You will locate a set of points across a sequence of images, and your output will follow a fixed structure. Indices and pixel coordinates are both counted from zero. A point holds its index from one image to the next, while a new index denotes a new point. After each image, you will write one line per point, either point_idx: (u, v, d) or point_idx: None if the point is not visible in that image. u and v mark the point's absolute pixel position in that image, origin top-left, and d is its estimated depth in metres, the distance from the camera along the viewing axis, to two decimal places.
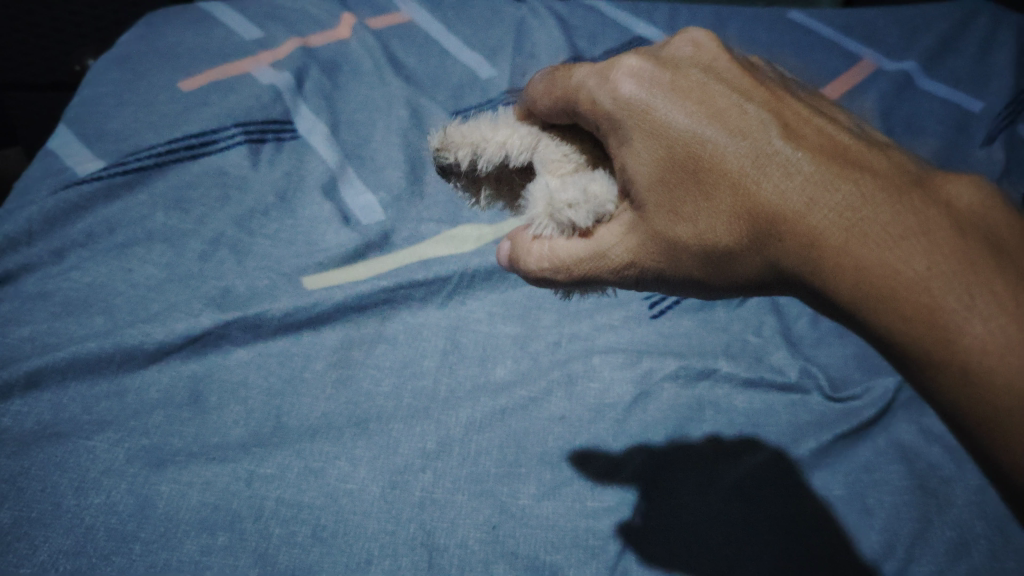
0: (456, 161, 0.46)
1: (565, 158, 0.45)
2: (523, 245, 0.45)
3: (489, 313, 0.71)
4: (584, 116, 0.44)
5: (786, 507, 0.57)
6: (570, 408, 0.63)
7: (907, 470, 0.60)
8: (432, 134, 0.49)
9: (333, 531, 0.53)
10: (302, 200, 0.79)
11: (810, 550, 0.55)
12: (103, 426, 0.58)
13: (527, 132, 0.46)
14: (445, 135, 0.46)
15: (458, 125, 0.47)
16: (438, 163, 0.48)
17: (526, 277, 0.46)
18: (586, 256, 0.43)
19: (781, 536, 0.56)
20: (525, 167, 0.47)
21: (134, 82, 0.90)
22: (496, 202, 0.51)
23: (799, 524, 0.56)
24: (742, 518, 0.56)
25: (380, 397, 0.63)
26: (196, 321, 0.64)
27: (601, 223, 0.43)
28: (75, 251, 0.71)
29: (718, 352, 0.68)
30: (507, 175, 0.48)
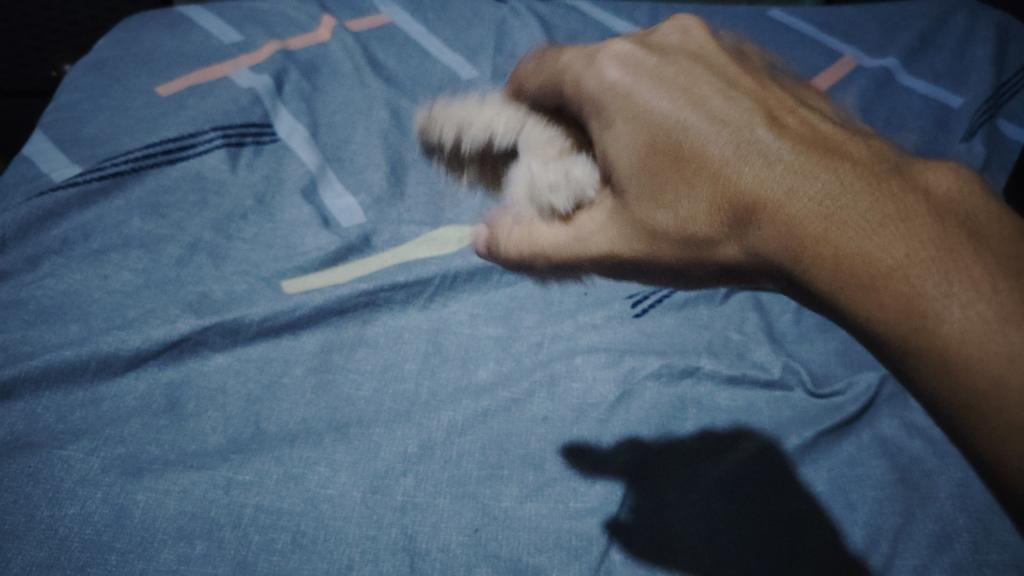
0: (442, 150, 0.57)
1: (549, 144, 0.52)
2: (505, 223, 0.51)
3: (470, 315, 0.70)
4: (570, 102, 0.49)
5: (770, 506, 0.57)
6: (553, 408, 0.62)
7: (889, 463, 0.60)
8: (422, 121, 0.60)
9: (314, 537, 0.53)
10: (281, 204, 0.78)
11: (794, 551, 0.54)
12: (79, 435, 0.57)
13: (512, 121, 0.54)
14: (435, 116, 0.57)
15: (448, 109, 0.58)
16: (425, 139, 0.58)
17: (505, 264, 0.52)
18: (566, 243, 0.47)
19: (766, 535, 0.55)
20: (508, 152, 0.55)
21: (109, 87, 0.89)
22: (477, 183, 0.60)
23: (783, 523, 0.56)
24: (726, 518, 0.56)
25: (360, 402, 0.62)
26: (174, 326, 0.63)
27: (581, 209, 0.48)
28: (49, 258, 0.70)
29: (699, 349, 0.68)
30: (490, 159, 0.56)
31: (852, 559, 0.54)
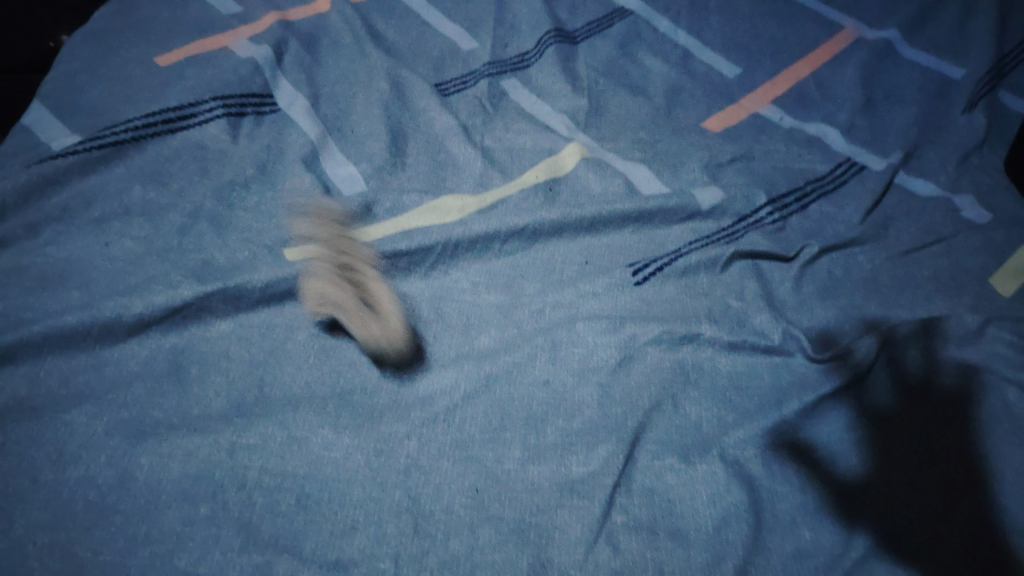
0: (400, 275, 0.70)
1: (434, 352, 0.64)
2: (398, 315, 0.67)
3: (471, 283, 0.70)
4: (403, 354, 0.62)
5: (791, 477, 0.57)
6: (554, 372, 0.63)
7: (900, 437, 0.60)
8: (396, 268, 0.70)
9: (318, 499, 0.53)
10: (282, 173, 0.78)
11: (818, 521, 0.55)
12: (82, 400, 0.57)
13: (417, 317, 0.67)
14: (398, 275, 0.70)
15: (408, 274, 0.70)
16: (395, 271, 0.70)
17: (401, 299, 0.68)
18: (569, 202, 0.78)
19: (801, 505, 0.56)
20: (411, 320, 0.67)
21: (107, 57, 0.88)
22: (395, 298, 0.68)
23: (811, 497, 0.56)
24: (747, 485, 0.56)
25: (363, 368, 0.63)
26: (176, 292, 0.63)
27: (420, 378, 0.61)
28: (50, 226, 0.70)
29: (701, 317, 0.68)
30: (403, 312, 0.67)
31: (849, 543, 0.53)
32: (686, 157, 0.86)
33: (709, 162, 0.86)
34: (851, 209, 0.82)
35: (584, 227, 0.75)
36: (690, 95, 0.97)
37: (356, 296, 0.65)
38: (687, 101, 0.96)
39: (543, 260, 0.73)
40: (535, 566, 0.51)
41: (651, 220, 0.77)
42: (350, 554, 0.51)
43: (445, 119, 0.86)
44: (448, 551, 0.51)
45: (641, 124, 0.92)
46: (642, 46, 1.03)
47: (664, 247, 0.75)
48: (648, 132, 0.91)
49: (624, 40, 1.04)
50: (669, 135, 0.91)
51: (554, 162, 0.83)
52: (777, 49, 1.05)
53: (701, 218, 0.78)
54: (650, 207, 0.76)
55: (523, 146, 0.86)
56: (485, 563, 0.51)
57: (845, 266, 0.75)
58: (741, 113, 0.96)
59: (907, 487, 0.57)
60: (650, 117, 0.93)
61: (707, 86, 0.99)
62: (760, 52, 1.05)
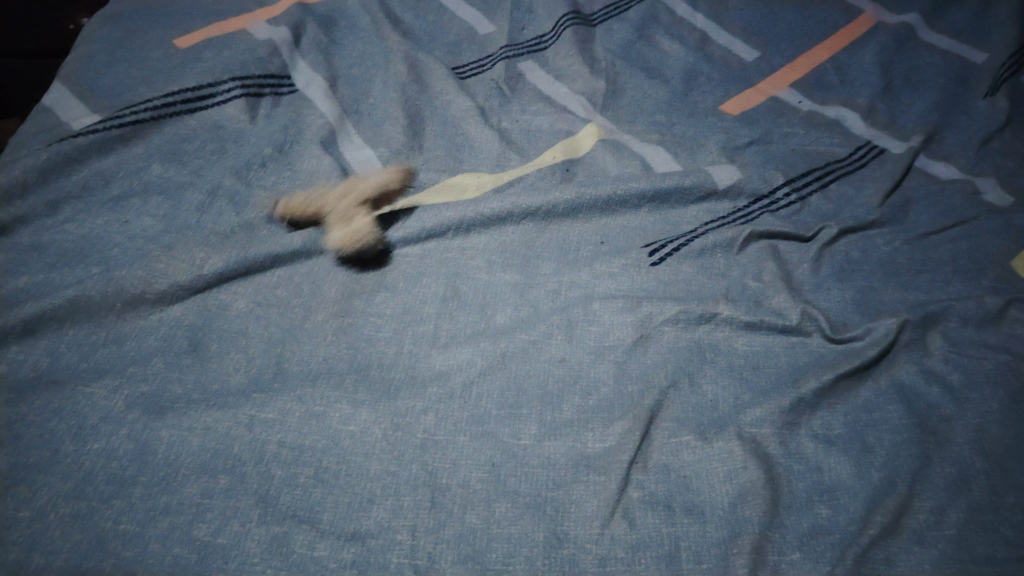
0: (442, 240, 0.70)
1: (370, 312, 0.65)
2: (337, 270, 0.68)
3: (487, 262, 0.70)
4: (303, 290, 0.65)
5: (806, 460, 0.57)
6: (570, 350, 0.62)
7: (921, 426, 0.59)
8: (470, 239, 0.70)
9: (335, 473, 0.54)
10: (299, 153, 0.78)
11: (834, 505, 0.54)
12: (102, 373, 0.58)
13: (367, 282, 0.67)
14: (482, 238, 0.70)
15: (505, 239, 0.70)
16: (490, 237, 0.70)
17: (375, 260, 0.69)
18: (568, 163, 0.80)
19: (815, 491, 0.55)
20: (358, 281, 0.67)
21: (126, 39, 0.89)
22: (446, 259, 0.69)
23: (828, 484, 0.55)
24: (764, 467, 0.55)
25: (380, 345, 0.63)
26: (198, 271, 0.64)
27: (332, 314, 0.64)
28: (70, 203, 0.71)
29: (718, 297, 0.67)
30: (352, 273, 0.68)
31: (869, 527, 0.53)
32: (704, 140, 0.86)
33: (727, 144, 0.85)
34: (870, 190, 0.81)
35: (598, 208, 0.75)
36: (707, 78, 0.97)
37: (344, 234, 0.70)
38: (704, 84, 0.96)
39: (559, 240, 0.73)
40: (551, 540, 0.51)
41: (667, 200, 0.76)
42: (367, 526, 0.51)
43: (461, 102, 0.86)
44: (464, 525, 0.52)
45: (657, 107, 0.91)
46: (659, 29, 1.03)
47: (679, 227, 0.74)
48: (665, 115, 0.90)
49: (641, 23, 1.03)
50: (686, 118, 0.90)
51: (571, 144, 0.83)
52: (795, 33, 1.04)
53: (717, 199, 0.78)
54: (665, 186, 0.76)
55: (540, 128, 0.86)
56: (501, 537, 0.51)
57: (864, 247, 0.74)
58: (759, 96, 0.95)
59: (926, 479, 0.56)
60: (667, 100, 0.92)
61: (725, 70, 0.98)
62: (778, 35, 1.04)
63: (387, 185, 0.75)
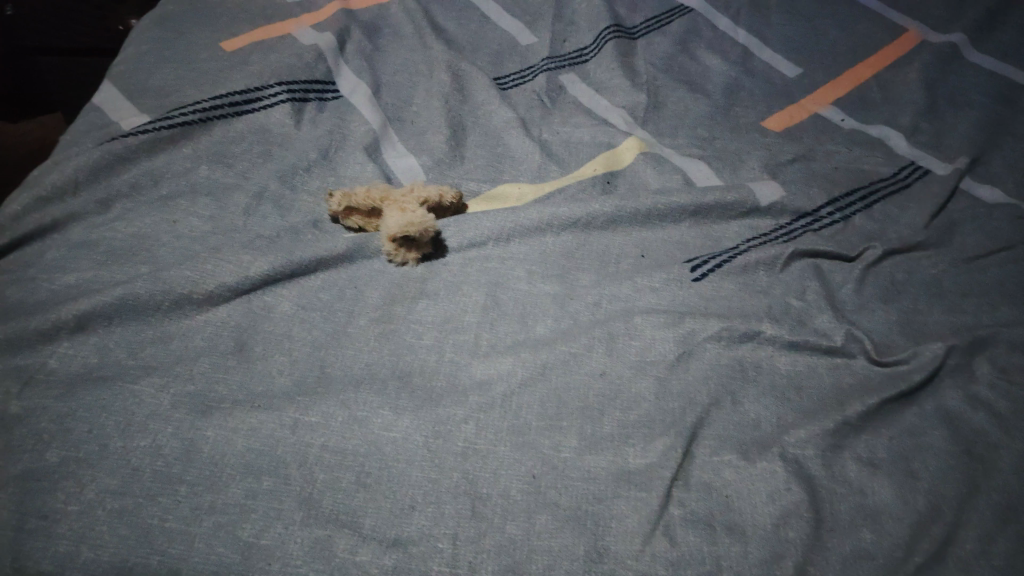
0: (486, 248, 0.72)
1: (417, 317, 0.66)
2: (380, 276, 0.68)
3: (527, 272, 0.70)
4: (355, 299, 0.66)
5: (849, 484, 0.56)
6: (611, 364, 0.62)
7: (966, 455, 0.58)
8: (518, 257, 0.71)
9: (377, 478, 0.54)
10: (343, 158, 0.79)
11: (878, 531, 0.53)
12: (149, 370, 0.58)
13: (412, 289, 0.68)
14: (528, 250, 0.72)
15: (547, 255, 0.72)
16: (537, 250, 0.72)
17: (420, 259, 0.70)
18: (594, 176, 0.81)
19: (858, 515, 0.54)
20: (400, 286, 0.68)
21: (175, 41, 0.90)
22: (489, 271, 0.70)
23: (871, 510, 0.54)
24: (807, 489, 0.55)
25: (421, 351, 0.63)
26: (245, 272, 0.64)
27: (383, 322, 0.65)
28: (119, 202, 0.72)
29: (761, 315, 0.67)
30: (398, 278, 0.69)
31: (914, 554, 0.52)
32: (746, 156, 0.85)
33: (769, 160, 0.85)
34: (914, 212, 0.80)
35: (639, 221, 0.75)
36: (748, 94, 0.96)
37: (395, 222, 0.67)
38: (745, 100, 0.95)
39: (600, 251, 0.73)
40: (592, 554, 0.51)
41: (708, 215, 0.76)
42: (409, 533, 0.51)
43: (503, 112, 0.86)
44: (505, 535, 0.52)
45: (698, 122, 0.91)
46: (701, 44, 1.03)
47: (721, 243, 0.74)
48: (706, 130, 0.90)
49: (682, 37, 1.03)
50: (727, 133, 0.90)
51: (612, 156, 0.83)
52: (839, 50, 1.03)
53: (760, 216, 0.77)
54: (707, 202, 0.76)
55: (581, 140, 0.86)
56: (542, 549, 0.51)
57: (908, 269, 0.74)
58: (802, 114, 0.94)
59: (973, 510, 0.55)
60: (708, 115, 0.92)
61: (767, 86, 0.98)
62: (821, 52, 1.03)
63: (444, 194, 0.72)
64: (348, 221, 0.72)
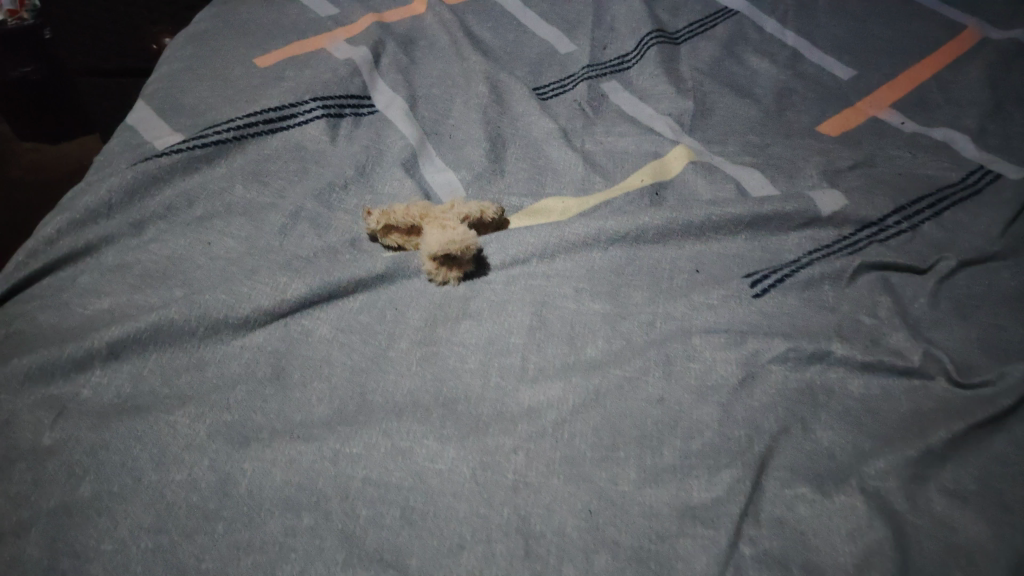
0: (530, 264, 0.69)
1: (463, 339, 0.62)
2: (422, 297, 0.65)
3: (574, 289, 0.66)
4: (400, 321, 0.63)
5: (938, 520, 0.51)
6: (669, 388, 0.58)
7: None
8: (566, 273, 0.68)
9: (423, 513, 0.51)
10: (381, 175, 0.76)
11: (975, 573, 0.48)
12: (184, 399, 0.56)
13: (457, 309, 0.65)
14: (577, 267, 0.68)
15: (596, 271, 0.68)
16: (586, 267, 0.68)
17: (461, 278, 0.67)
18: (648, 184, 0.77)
19: (951, 554, 0.49)
20: (444, 306, 0.65)
21: (210, 58, 0.89)
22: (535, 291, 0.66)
23: (966, 548, 0.49)
24: (892, 526, 0.50)
25: (466, 376, 0.59)
26: (283, 294, 0.62)
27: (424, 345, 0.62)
28: (154, 223, 0.70)
29: (830, 333, 0.62)
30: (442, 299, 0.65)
31: None
32: (802, 163, 0.81)
33: (827, 167, 0.80)
34: (988, 219, 0.75)
35: (692, 234, 0.71)
36: (800, 98, 0.92)
37: (434, 240, 0.64)
38: (797, 105, 0.91)
39: (651, 267, 0.69)
40: None
41: (766, 227, 0.72)
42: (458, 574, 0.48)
43: (544, 123, 0.83)
44: None
45: (749, 128, 0.87)
46: (747, 47, 0.98)
47: (781, 256, 0.70)
48: (757, 136, 0.86)
49: (728, 41, 0.99)
50: (780, 140, 0.85)
51: (660, 166, 0.79)
52: (894, 49, 0.98)
53: (820, 226, 0.72)
54: (764, 212, 0.71)
55: (626, 149, 0.82)
56: None
57: (986, 281, 0.68)
58: (858, 118, 0.89)
59: None
60: (759, 121, 0.88)
61: (819, 89, 0.93)
62: (875, 53, 0.98)
63: (485, 210, 0.69)
64: (386, 239, 0.69)
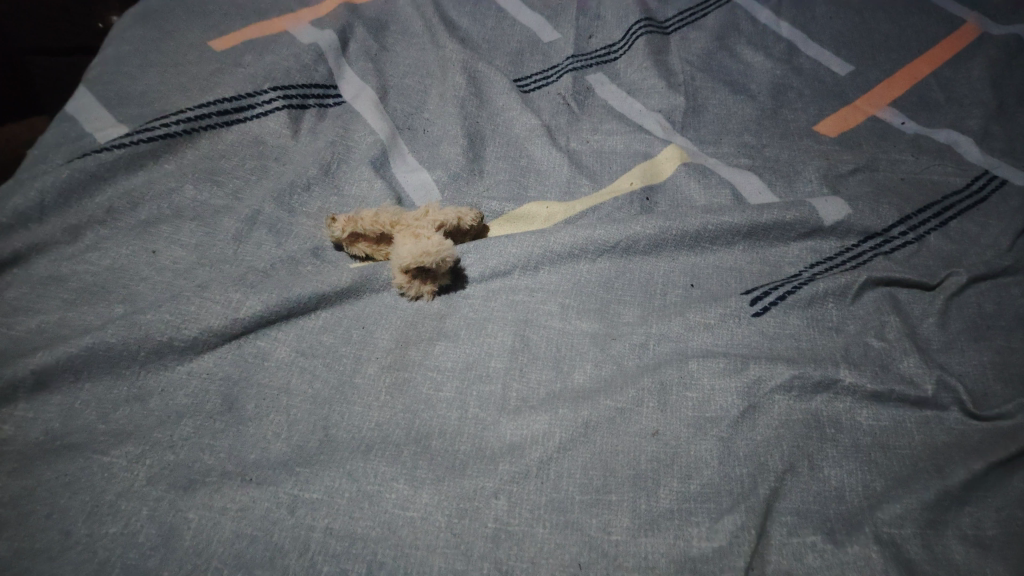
0: (513, 275, 0.63)
1: (440, 361, 0.56)
2: (394, 313, 0.59)
3: (560, 306, 0.61)
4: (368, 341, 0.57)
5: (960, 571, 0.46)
6: (665, 421, 0.53)
7: None
8: (553, 285, 0.62)
9: (392, 570, 0.45)
10: (348, 174, 0.69)
11: None
12: (121, 437, 0.49)
13: (431, 327, 0.59)
14: (562, 279, 0.63)
15: (584, 284, 0.63)
16: (574, 279, 0.63)
17: (435, 293, 0.61)
18: (640, 186, 0.72)
19: None
20: (418, 323, 0.59)
21: (159, 40, 0.81)
22: (517, 306, 0.61)
23: None
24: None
25: (441, 407, 0.53)
26: (235, 314, 0.55)
27: (395, 370, 0.55)
28: (92, 229, 0.62)
29: (837, 358, 0.57)
30: (416, 316, 0.59)
31: None
32: (801, 166, 0.76)
33: (827, 171, 0.75)
34: (996, 230, 0.70)
35: (687, 244, 0.65)
36: (797, 95, 0.87)
37: (408, 254, 0.58)
38: (794, 102, 0.86)
39: (642, 281, 0.63)
40: None
41: (766, 237, 0.67)
42: None
43: (526, 119, 0.77)
44: None
45: (744, 127, 0.81)
46: (741, 39, 0.93)
47: (781, 270, 0.65)
48: (754, 136, 0.80)
49: (720, 31, 0.93)
50: (778, 140, 0.80)
51: (651, 168, 0.74)
52: (896, 40, 0.93)
53: (823, 237, 0.67)
54: (764, 221, 0.66)
55: (614, 149, 0.77)
56: None
57: (998, 299, 0.64)
58: (858, 117, 0.85)
59: None
60: (755, 119, 0.82)
61: (817, 86, 0.88)
62: (876, 45, 0.93)
63: (463, 216, 0.63)
64: (353, 249, 0.62)
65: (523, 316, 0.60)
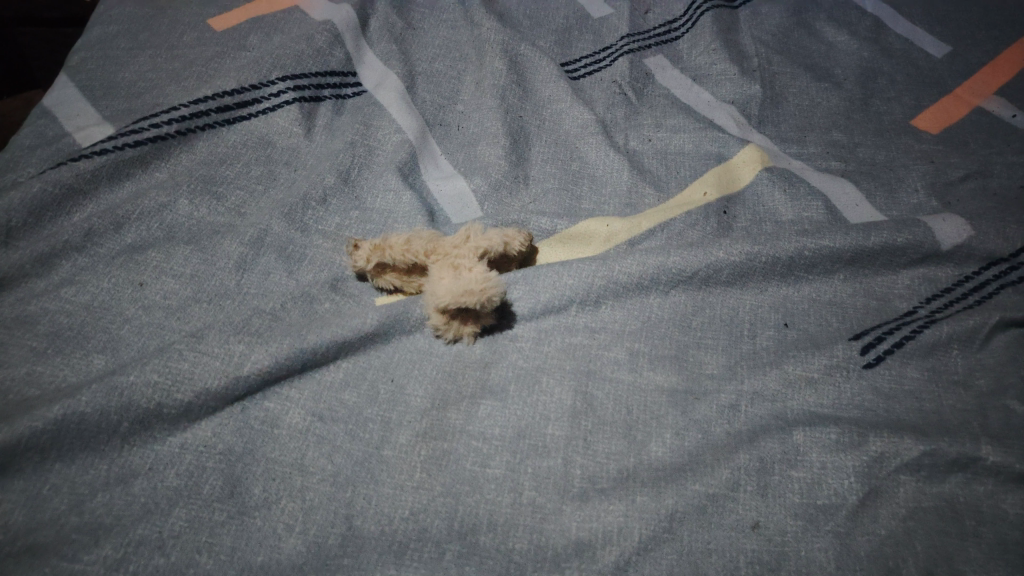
0: (571, 310, 0.52)
1: (487, 427, 0.46)
2: (430, 360, 0.49)
3: (629, 352, 0.50)
4: (401, 399, 0.47)
5: None
6: (766, 510, 0.43)
7: None
8: (621, 323, 0.52)
9: None
10: (370, 183, 0.58)
11: None
12: (98, 537, 0.40)
13: (474, 379, 0.48)
14: (632, 315, 0.52)
15: (656, 321, 0.52)
16: (647, 316, 0.52)
17: (478, 335, 0.50)
18: (717, 197, 0.61)
19: None
20: (461, 374, 0.49)
21: (151, 16, 0.69)
22: (577, 351, 0.50)
23: None
24: None
25: (488, 490, 0.43)
26: (237, 372, 0.45)
27: (432, 438, 0.45)
28: (68, 256, 0.52)
29: (972, 428, 0.46)
30: (458, 365, 0.49)
31: None
32: (904, 171, 0.64)
33: (935, 178, 0.63)
34: None
35: (779, 274, 0.54)
36: (889, 82, 0.74)
37: (444, 294, 0.47)
38: (888, 90, 0.73)
39: (725, 318, 0.52)
40: None
41: (872, 264, 0.55)
42: None
43: (578, 114, 0.65)
44: None
45: (831, 121, 0.69)
46: (821, 13, 0.80)
47: (892, 305, 0.54)
48: (843, 133, 0.68)
49: (796, 6, 0.80)
50: (872, 137, 0.68)
51: (726, 174, 0.62)
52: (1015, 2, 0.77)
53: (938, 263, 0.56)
54: (871, 246, 0.55)
55: (681, 150, 0.65)
56: None
57: None
58: (961, 109, 0.71)
59: None
60: (843, 112, 0.70)
61: (914, 68, 0.75)
62: (986, 12, 0.78)
63: (510, 240, 0.51)
64: (379, 281, 0.52)
65: (586, 363, 0.49)
